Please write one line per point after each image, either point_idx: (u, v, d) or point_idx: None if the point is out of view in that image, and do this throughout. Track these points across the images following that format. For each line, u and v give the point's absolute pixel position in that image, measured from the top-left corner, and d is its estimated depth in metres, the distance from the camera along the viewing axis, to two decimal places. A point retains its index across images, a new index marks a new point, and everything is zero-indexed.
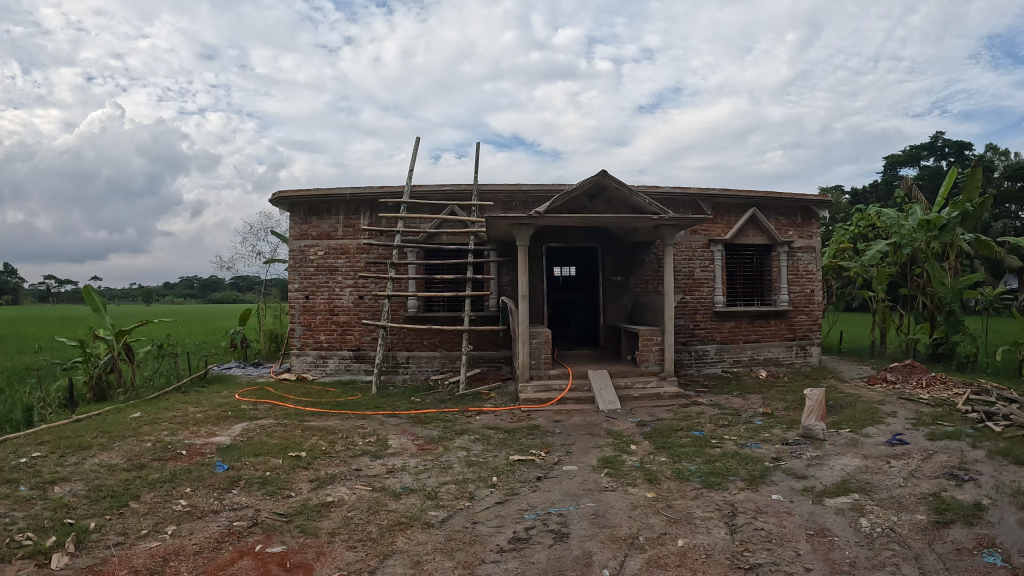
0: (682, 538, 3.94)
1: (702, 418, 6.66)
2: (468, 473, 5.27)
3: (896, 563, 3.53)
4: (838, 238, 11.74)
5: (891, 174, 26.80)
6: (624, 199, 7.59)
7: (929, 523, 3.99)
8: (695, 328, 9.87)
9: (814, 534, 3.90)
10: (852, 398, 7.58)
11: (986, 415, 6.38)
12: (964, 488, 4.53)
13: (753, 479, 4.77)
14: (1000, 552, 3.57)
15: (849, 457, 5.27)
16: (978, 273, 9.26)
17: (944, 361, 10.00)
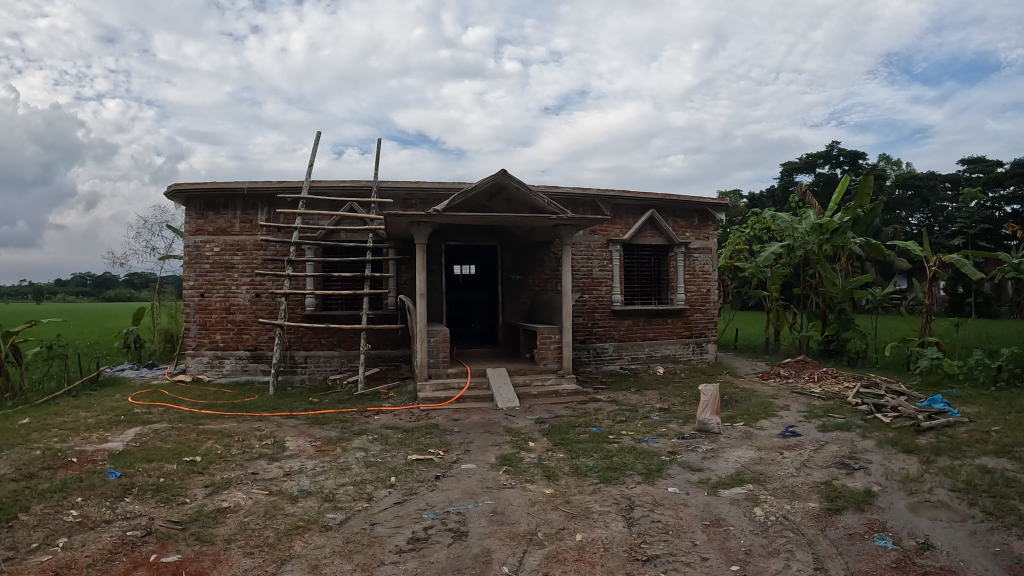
0: (580, 533, 4.00)
1: (600, 414, 6.79)
2: (367, 474, 5.16)
3: (789, 550, 3.70)
4: (734, 239, 12.19)
5: (788, 180, 28.16)
6: (523, 199, 7.64)
7: (822, 510, 4.20)
8: (594, 326, 10.06)
9: (709, 525, 4.03)
10: (747, 393, 7.90)
11: (874, 406, 6.80)
12: (854, 476, 4.81)
13: (649, 473, 4.89)
14: (891, 536, 3.81)
15: (744, 450, 5.49)
16: (867, 274, 9.83)
17: (836, 357, 10.63)
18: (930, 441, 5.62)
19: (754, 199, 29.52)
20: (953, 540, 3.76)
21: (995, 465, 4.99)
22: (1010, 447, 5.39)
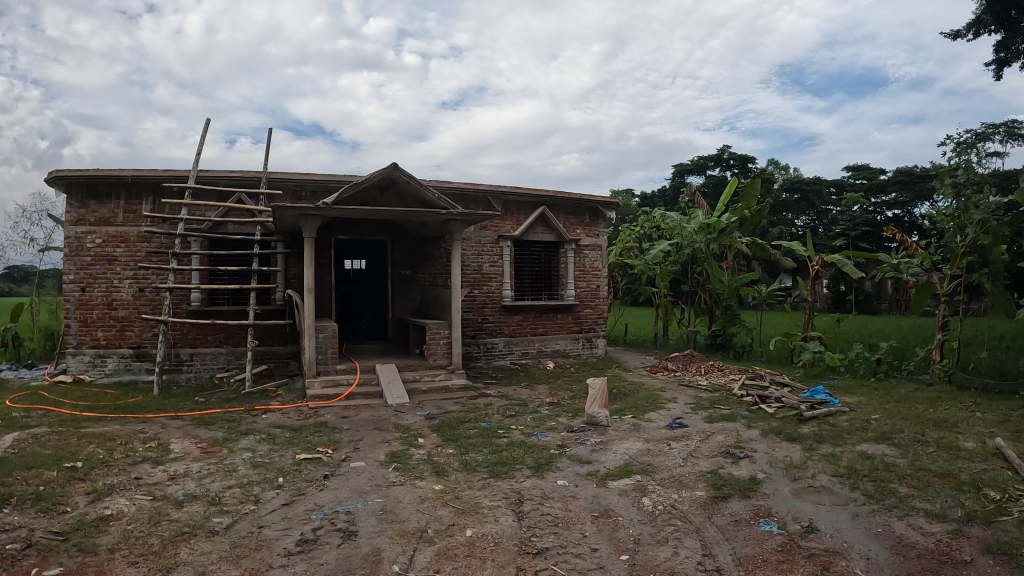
0: (470, 528, 3.99)
1: (490, 409, 6.82)
2: (255, 475, 4.97)
3: (678, 537, 3.81)
4: (624, 237, 12.49)
5: (679, 181, 29.20)
6: (413, 193, 7.58)
7: (710, 498, 4.36)
8: (483, 322, 10.08)
9: (598, 516, 4.10)
10: (635, 386, 8.12)
11: (758, 397, 7.12)
12: (740, 464, 5.02)
13: (539, 467, 4.94)
14: (776, 521, 4.00)
15: (632, 441, 5.63)
16: (752, 273, 10.29)
17: (721, 351, 11.08)
18: (812, 430, 5.94)
19: (646, 200, 30.35)
20: (836, 523, 3.99)
21: (872, 451, 5.34)
22: (886, 434, 5.78)
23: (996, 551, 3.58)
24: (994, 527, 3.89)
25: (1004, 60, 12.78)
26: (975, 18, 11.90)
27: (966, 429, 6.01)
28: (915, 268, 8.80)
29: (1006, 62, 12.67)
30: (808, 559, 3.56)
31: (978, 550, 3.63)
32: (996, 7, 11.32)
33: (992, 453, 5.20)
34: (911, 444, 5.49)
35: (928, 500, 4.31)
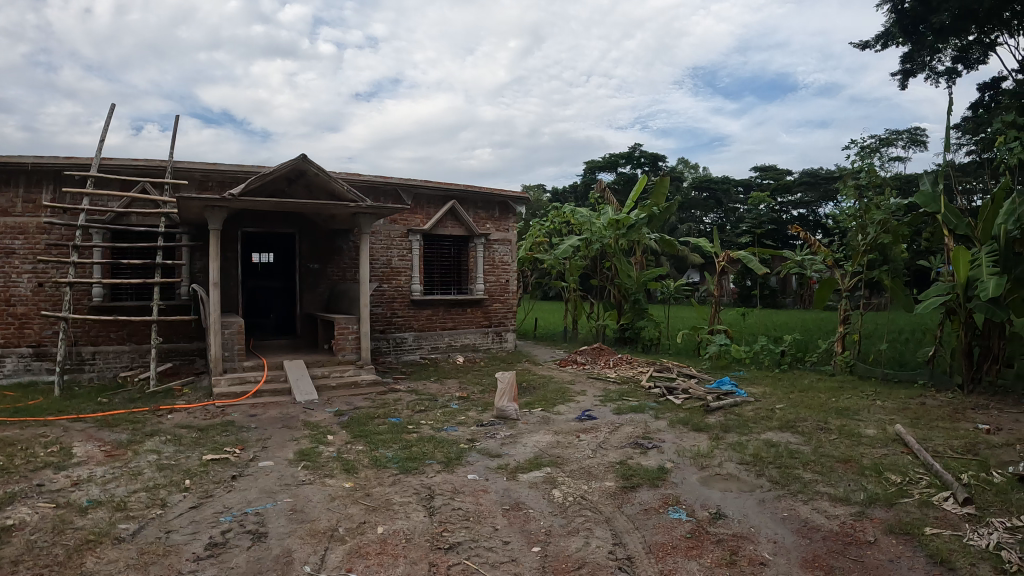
0: (382, 525, 3.94)
1: (399, 405, 6.76)
2: (161, 478, 4.78)
3: (588, 528, 3.86)
4: (534, 231, 12.52)
5: (590, 178, 29.68)
6: (322, 185, 7.44)
7: (619, 488, 4.43)
8: (392, 317, 9.96)
9: (509, 509, 4.11)
10: (545, 379, 8.20)
11: (666, 389, 7.30)
12: (647, 454, 5.12)
13: (449, 461, 4.92)
14: (684, 508, 4.10)
15: (542, 434, 5.67)
16: (659, 268, 10.59)
17: (631, 344, 11.28)
18: (718, 420, 6.13)
19: (558, 196, 30.65)
20: (742, 508, 4.12)
21: (777, 439, 5.54)
22: (789, 422, 6.02)
23: (899, 532, 3.81)
24: (895, 509, 4.13)
25: (909, 71, 13.60)
26: (884, 30, 12.61)
27: (865, 416, 6.32)
28: (818, 265, 9.08)
29: (910, 73, 13.46)
30: (716, 544, 3.66)
31: (881, 530, 3.85)
32: (904, 20, 12.03)
33: (888, 438, 5.50)
34: (814, 432, 5.73)
35: (832, 484, 4.50)
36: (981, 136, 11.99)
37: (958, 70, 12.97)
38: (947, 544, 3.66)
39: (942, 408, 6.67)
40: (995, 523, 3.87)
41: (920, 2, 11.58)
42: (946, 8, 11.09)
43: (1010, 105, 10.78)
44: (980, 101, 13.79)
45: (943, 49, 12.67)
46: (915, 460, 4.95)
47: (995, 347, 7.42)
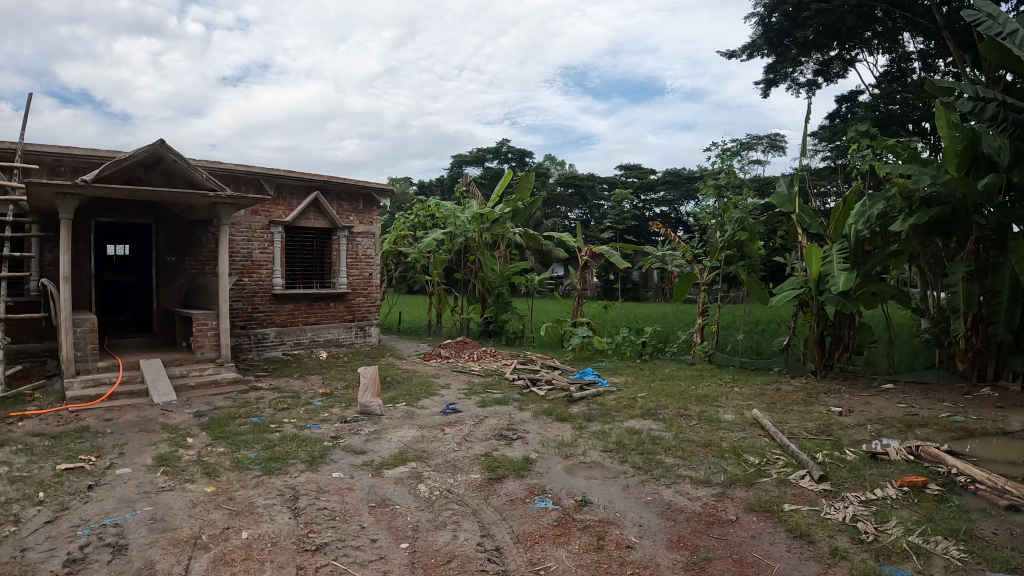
0: (246, 530, 3.80)
1: (262, 403, 6.58)
2: (12, 493, 4.39)
3: (456, 521, 3.85)
4: (397, 224, 12.22)
5: (456, 172, 29.81)
6: (180, 172, 7.22)
7: (485, 480, 4.44)
8: (254, 311, 9.53)
9: (375, 506, 4.06)
10: (408, 372, 8.04)
11: (529, 380, 7.42)
12: (512, 446, 5.17)
13: (313, 460, 4.81)
14: (550, 497, 4.15)
15: (406, 429, 5.63)
16: (524, 261, 10.78)
17: (495, 337, 11.47)
18: (581, 410, 6.27)
19: (424, 188, 30.63)
20: (607, 495, 4.21)
21: (639, 426, 5.70)
22: (652, 410, 6.21)
23: (758, 509, 4.00)
24: (754, 488, 4.32)
25: (772, 82, 14.48)
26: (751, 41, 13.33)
27: (725, 402, 6.63)
28: (678, 260, 9.56)
29: (773, 82, 14.41)
30: (583, 531, 3.72)
31: (741, 509, 4.03)
32: (771, 33, 12.70)
33: (746, 422, 5.79)
34: (675, 418, 5.94)
35: (694, 468, 4.67)
36: (837, 145, 12.98)
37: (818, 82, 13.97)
38: (805, 519, 3.90)
39: (796, 394, 7.16)
40: (849, 497, 4.18)
41: (786, 17, 12.27)
42: (811, 23, 11.91)
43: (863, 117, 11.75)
44: (839, 113, 14.81)
45: (806, 63, 13.54)
46: (772, 443, 5.22)
47: (845, 336, 8.28)
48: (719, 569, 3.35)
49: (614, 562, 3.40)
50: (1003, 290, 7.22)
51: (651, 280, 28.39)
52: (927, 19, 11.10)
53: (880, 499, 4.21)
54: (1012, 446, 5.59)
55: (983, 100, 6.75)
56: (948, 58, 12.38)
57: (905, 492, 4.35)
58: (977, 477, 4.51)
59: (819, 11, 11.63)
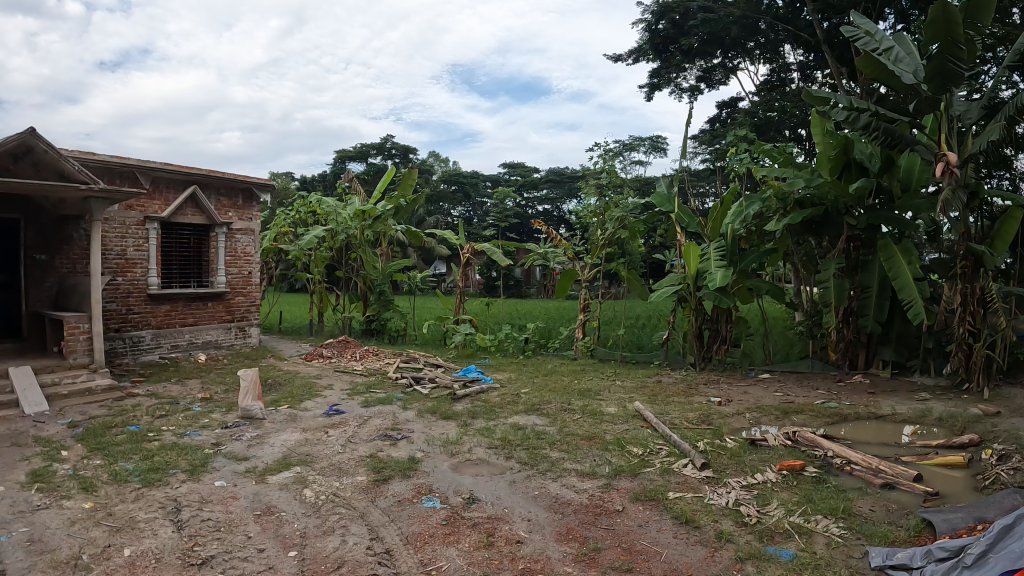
0: (128, 547, 3.58)
1: (139, 411, 6.30)
2: None
3: (344, 525, 3.79)
4: (279, 221, 11.63)
5: (341, 167, 29.25)
6: (50, 163, 6.87)
7: (371, 482, 4.40)
8: (128, 313, 9.02)
9: (261, 514, 3.94)
10: (290, 374, 7.81)
11: (413, 379, 7.43)
12: (397, 446, 5.17)
13: (194, 469, 4.64)
14: (437, 496, 4.16)
15: (289, 433, 5.52)
16: (405, 259, 10.86)
17: (378, 335, 11.31)
18: (465, 407, 6.36)
19: (306, 183, 29.90)
20: (494, 491, 4.26)
21: (524, 422, 5.83)
22: (535, 406, 6.38)
23: (644, 498, 4.12)
24: (639, 478, 4.46)
25: (655, 85, 15.20)
26: (637, 45, 14.35)
27: (606, 396, 6.89)
28: (559, 257, 9.76)
29: (658, 88, 15.29)
30: (473, 529, 3.74)
31: (627, 499, 4.14)
32: (657, 40, 13.70)
33: (629, 415, 6.03)
34: (558, 413, 6.12)
35: (579, 461, 4.79)
36: (717, 147, 14.10)
37: (700, 87, 15.13)
38: (690, 505, 4.03)
39: (676, 386, 7.54)
40: (731, 482, 4.36)
41: (673, 24, 13.36)
42: (696, 31, 13.15)
43: (744, 122, 12.96)
44: (720, 117, 15.96)
45: (690, 69, 14.86)
46: (655, 434, 5.44)
47: (722, 329, 8.77)
48: (609, 559, 3.42)
49: (506, 558, 3.41)
50: (871, 284, 8.09)
51: (534, 276, 29.36)
52: (808, 32, 12.80)
53: (762, 483, 4.40)
54: (881, 429, 6.03)
55: (854, 110, 7.43)
56: (824, 69, 13.95)
57: (784, 475, 4.57)
58: (852, 459, 4.81)
59: (705, 20, 12.83)
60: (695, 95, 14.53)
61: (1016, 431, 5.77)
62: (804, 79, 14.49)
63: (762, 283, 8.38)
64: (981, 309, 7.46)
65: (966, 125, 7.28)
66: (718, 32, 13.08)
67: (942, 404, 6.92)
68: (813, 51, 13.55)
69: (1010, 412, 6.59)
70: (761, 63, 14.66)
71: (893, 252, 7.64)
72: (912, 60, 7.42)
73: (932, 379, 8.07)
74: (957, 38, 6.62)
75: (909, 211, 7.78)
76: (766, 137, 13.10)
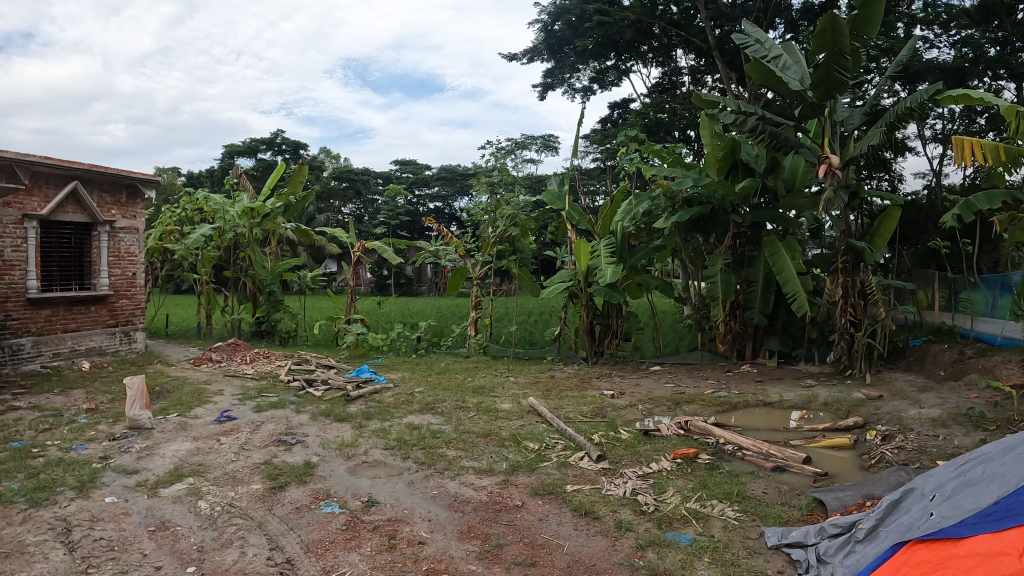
0: (18, 573, 3.27)
1: (19, 425, 5.87)
2: None
3: (241, 537, 3.66)
4: (164, 220, 11.02)
5: (230, 163, 28.20)
6: None
7: (266, 490, 4.28)
8: (6, 319, 8.42)
9: (155, 530, 3.74)
10: (179, 380, 7.47)
11: (305, 381, 7.28)
12: (292, 451, 5.06)
13: (82, 486, 4.37)
14: (335, 501, 4.09)
15: (180, 442, 5.29)
16: (294, 258, 10.70)
17: (268, 337, 11.09)
18: (359, 408, 6.30)
19: (193, 179, 28.74)
20: (392, 493, 4.23)
21: (419, 422, 5.82)
22: (429, 404, 6.38)
23: (542, 492, 4.18)
24: (536, 473, 4.52)
25: (549, 86, 15.46)
26: (532, 46, 14.57)
27: (500, 393, 6.98)
28: (450, 255, 9.68)
29: (551, 87, 15.50)
30: (374, 532, 3.69)
31: (526, 494, 4.19)
32: (552, 40, 14.08)
33: (524, 411, 6.13)
34: (453, 411, 6.14)
35: (475, 458, 4.81)
36: (609, 146, 14.58)
37: (593, 88, 15.49)
38: (588, 497, 4.11)
39: (569, 380, 7.76)
40: (628, 473, 4.49)
41: (568, 26, 13.75)
42: (591, 33, 13.50)
43: (635, 123, 13.38)
44: (612, 118, 16.52)
45: (583, 70, 15.13)
46: (551, 428, 5.56)
47: (614, 324, 9.12)
48: (511, 554, 3.44)
49: (408, 560, 3.39)
50: (757, 279, 8.49)
51: (425, 274, 29.49)
52: (700, 38, 13.39)
53: (657, 472, 4.55)
54: (771, 415, 6.34)
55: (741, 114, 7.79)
56: (715, 75, 14.55)
57: (679, 463, 4.72)
58: (743, 445, 5.03)
59: (599, 22, 13.31)
60: (588, 96, 14.98)
61: (895, 414, 6.18)
62: (694, 82, 15.06)
63: (651, 278, 8.73)
64: (862, 300, 7.95)
65: (848, 130, 7.75)
66: (613, 35, 13.46)
67: (827, 389, 7.34)
68: (704, 57, 14.10)
69: (889, 395, 7.06)
70: (654, 66, 15.22)
71: (777, 248, 8.02)
72: (797, 68, 7.81)
73: (818, 366, 8.57)
74: (844, 50, 6.97)
75: (793, 210, 8.25)
76: (657, 138, 13.63)
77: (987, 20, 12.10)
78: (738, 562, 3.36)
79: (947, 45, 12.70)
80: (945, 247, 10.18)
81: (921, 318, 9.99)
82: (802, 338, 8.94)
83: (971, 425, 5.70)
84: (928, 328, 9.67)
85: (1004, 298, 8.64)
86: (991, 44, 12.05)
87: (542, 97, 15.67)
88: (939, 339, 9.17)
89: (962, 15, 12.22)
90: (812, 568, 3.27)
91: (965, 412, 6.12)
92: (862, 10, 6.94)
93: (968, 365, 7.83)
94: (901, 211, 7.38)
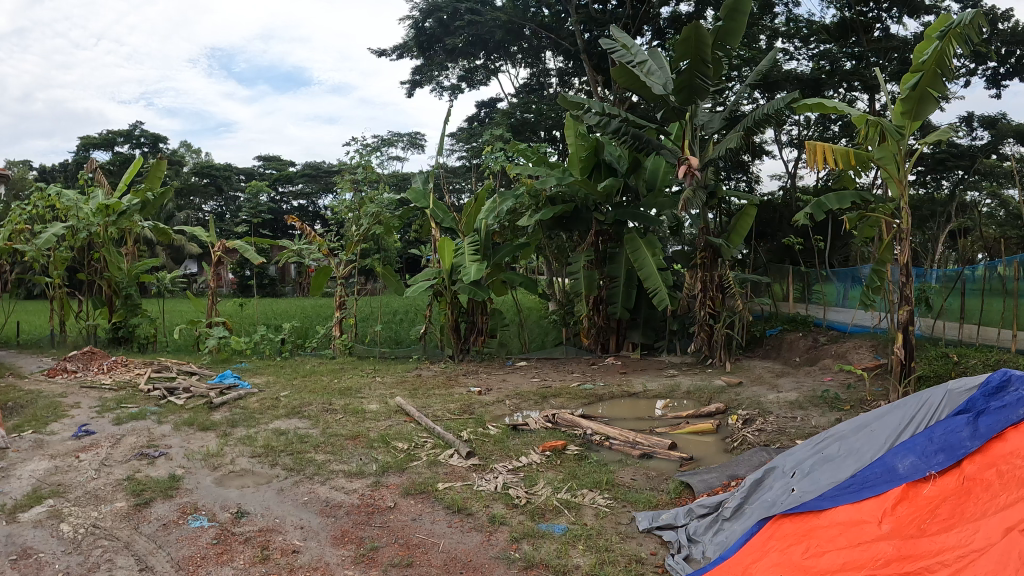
0: None
1: None
2: None
3: (109, 559, 3.40)
4: (13, 217, 9.78)
5: (83, 156, 26.13)
6: None
7: (130, 507, 4.02)
8: None
9: (16, 559, 3.37)
10: (31, 394, 6.84)
11: (167, 390, 6.90)
12: (156, 464, 4.78)
13: None
14: (204, 515, 3.90)
15: (36, 461, 4.85)
16: (153, 258, 10.09)
17: (126, 344, 10.34)
18: (223, 416, 6.03)
19: (45, 172, 26.51)
20: (263, 501, 4.10)
21: (285, 426, 5.67)
22: (296, 408, 6.22)
23: (415, 491, 4.18)
24: (407, 472, 4.51)
25: (417, 83, 15.24)
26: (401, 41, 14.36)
27: (368, 393, 6.91)
28: (314, 253, 9.39)
29: (419, 84, 15.25)
30: (246, 544, 3.56)
31: (398, 494, 4.17)
32: (423, 37, 14.01)
33: (391, 410, 6.10)
34: (320, 414, 6.03)
35: (345, 461, 4.74)
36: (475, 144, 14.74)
37: (461, 86, 15.48)
38: (460, 494, 4.15)
39: (437, 377, 7.80)
40: (498, 468, 4.57)
41: (439, 24, 13.72)
42: (462, 32, 13.63)
43: (502, 122, 13.70)
44: (479, 117, 16.59)
45: (452, 68, 15.12)
46: (419, 427, 5.56)
47: (479, 321, 9.25)
48: (388, 556, 3.42)
49: (284, 569, 3.29)
50: (618, 274, 8.87)
51: (289, 274, 28.71)
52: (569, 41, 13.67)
53: (527, 465, 4.65)
54: (636, 404, 6.64)
55: (607, 114, 8.07)
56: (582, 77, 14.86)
57: (548, 456, 4.85)
58: (611, 434, 5.23)
59: (471, 22, 13.46)
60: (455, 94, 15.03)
61: (756, 398, 6.62)
62: (562, 83, 15.39)
63: (516, 275, 8.92)
64: (720, 293, 8.46)
65: (708, 133, 8.19)
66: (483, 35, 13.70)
67: (689, 378, 7.76)
68: (573, 60, 14.46)
69: (749, 381, 7.56)
70: (523, 66, 15.51)
71: (640, 245, 8.40)
72: (661, 73, 8.09)
73: (680, 356, 9.04)
74: (706, 58, 7.40)
75: (653, 209, 8.70)
76: (522, 137, 13.94)
77: (845, 36, 13.23)
78: (611, 546, 3.49)
79: (806, 57, 13.65)
80: (798, 243, 10.96)
81: (777, 309, 10.74)
82: (663, 331, 9.41)
83: (826, 405, 6.22)
84: (783, 318, 10.43)
85: (855, 289, 9.42)
86: (847, 58, 12.98)
87: (410, 93, 15.46)
88: (794, 328, 9.89)
89: (822, 30, 13.34)
90: (683, 547, 3.44)
91: (818, 394, 6.65)
92: (727, 21, 7.38)
93: (821, 351, 8.50)
94: (756, 210, 7.88)
